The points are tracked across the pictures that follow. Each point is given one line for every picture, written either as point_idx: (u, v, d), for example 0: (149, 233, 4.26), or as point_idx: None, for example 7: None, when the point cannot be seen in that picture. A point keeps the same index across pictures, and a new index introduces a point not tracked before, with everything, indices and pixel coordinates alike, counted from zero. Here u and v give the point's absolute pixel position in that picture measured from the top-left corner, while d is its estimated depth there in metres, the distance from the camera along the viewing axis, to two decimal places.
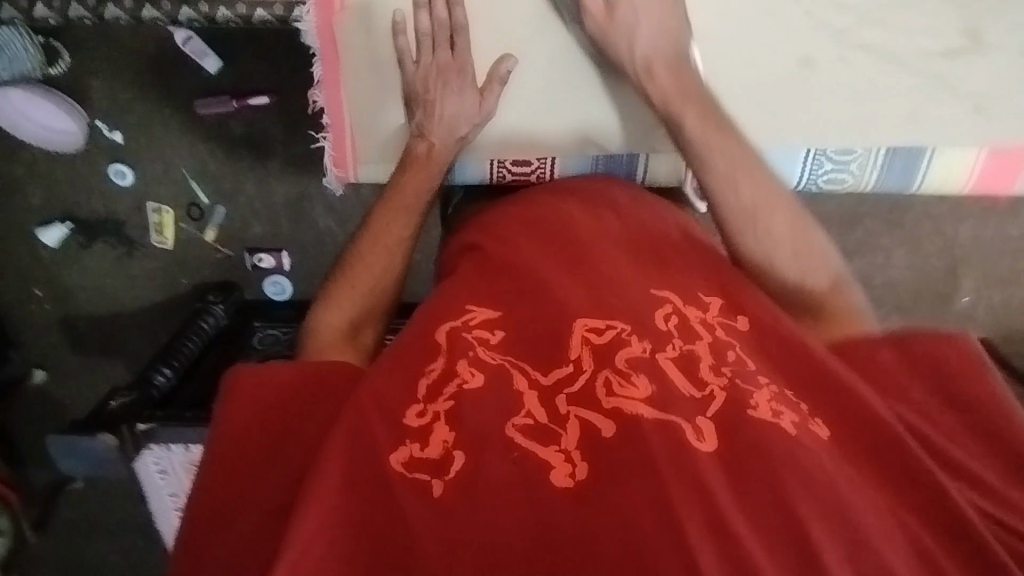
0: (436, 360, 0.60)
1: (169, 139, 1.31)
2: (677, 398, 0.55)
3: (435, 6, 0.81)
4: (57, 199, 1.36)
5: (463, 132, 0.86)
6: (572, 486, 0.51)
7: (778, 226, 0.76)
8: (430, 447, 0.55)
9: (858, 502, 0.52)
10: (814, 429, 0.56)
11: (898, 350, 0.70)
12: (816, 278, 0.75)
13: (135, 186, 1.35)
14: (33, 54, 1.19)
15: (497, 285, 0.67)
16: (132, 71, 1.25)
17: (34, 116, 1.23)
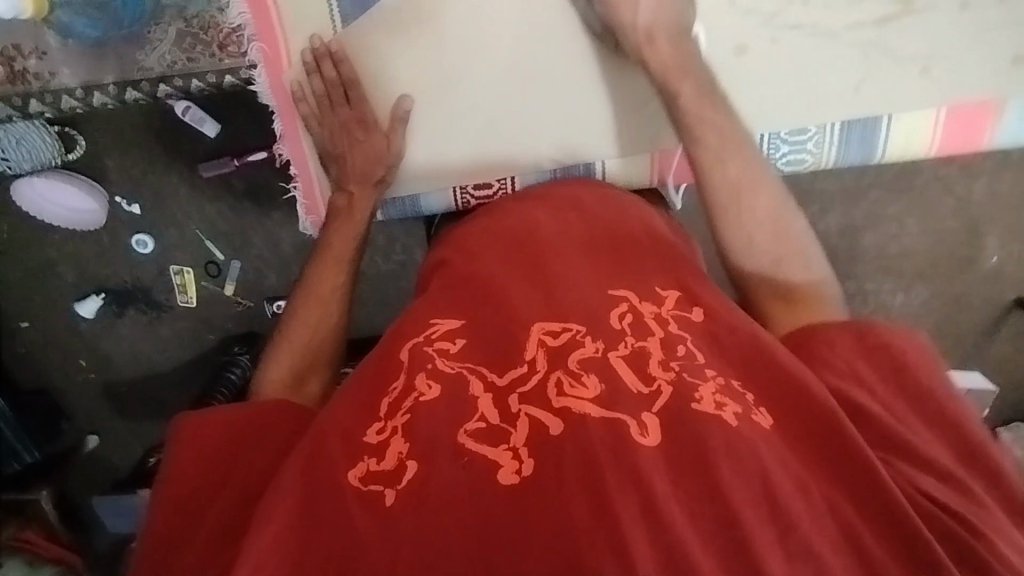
0: (398, 377, 0.66)
1: (181, 204, 1.39)
2: (626, 394, 0.59)
3: (323, 67, 0.84)
4: (88, 275, 1.45)
5: (379, 173, 0.88)
6: (516, 484, 0.54)
7: (759, 213, 0.78)
8: (385, 460, 0.59)
9: (790, 488, 0.56)
10: (756, 419, 0.60)
11: (856, 341, 0.69)
12: (782, 257, 0.77)
13: (156, 252, 1.44)
14: (51, 144, 1.27)
15: (464, 300, 0.73)
16: (139, 146, 1.34)
17: (60, 201, 1.33)
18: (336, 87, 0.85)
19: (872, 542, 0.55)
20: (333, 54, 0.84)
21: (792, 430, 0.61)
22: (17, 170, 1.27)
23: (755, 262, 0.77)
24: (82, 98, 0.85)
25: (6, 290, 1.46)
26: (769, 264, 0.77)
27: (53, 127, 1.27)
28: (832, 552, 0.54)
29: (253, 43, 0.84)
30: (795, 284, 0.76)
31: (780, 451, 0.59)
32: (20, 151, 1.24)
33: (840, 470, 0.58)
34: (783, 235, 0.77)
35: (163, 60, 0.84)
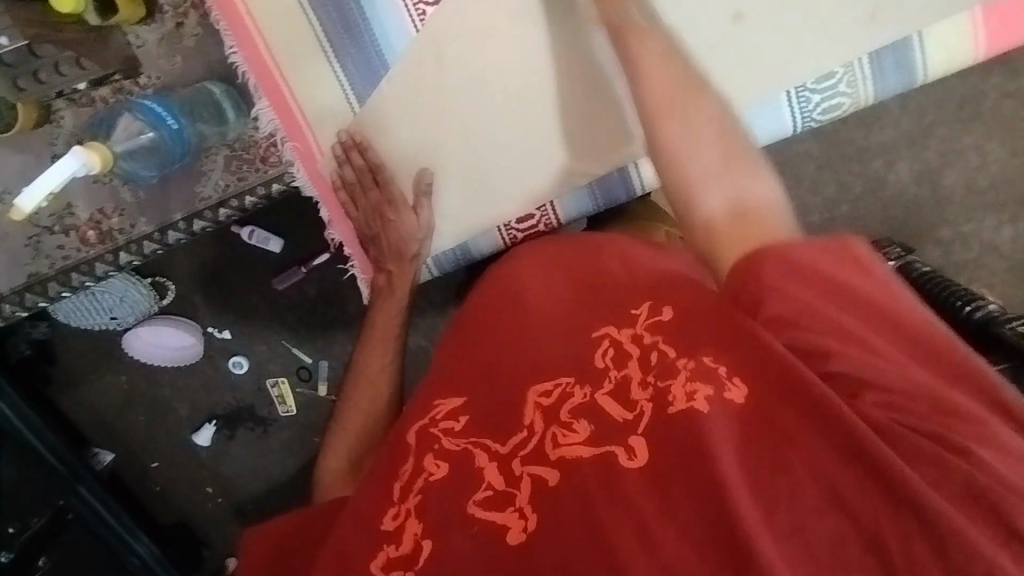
0: (407, 460, 0.67)
1: (266, 320, 1.50)
2: (611, 426, 0.61)
3: (353, 158, 0.88)
4: (200, 405, 1.56)
5: (413, 249, 0.90)
6: (525, 540, 0.58)
7: (700, 122, 0.70)
8: (403, 543, 0.62)
9: (762, 468, 0.56)
10: (728, 397, 0.59)
11: (787, 265, 0.61)
12: (731, 181, 0.67)
13: (252, 369, 1.53)
14: (147, 293, 1.40)
15: (461, 375, 0.74)
16: (218, 276, 1.46)
17: (161, 342, 1.45)
18: (365, 173, 0.88)
19: (854, 491, 0.53)
20: (359, 145, 0.88)
21: (764, 394, 0.58)
22: (124, 325, 1.42)
23: (701, 162, 0.68)
24: (160, 240, 0.90)
25: (132, 433, 1.58)
26: (717, 165, 0.68)
27: (147, 280, 1.40)
28: (816, 514, 0.54)
29: (288, 144, 0.87)
30: (743, 197, 0.66)
31: (752, 432, 0.58)
32: (123, 306, 1.38)
33: (798, 421, 0.57)
34: (719, 161, 0.68)
35: (220, 184, 0.86)
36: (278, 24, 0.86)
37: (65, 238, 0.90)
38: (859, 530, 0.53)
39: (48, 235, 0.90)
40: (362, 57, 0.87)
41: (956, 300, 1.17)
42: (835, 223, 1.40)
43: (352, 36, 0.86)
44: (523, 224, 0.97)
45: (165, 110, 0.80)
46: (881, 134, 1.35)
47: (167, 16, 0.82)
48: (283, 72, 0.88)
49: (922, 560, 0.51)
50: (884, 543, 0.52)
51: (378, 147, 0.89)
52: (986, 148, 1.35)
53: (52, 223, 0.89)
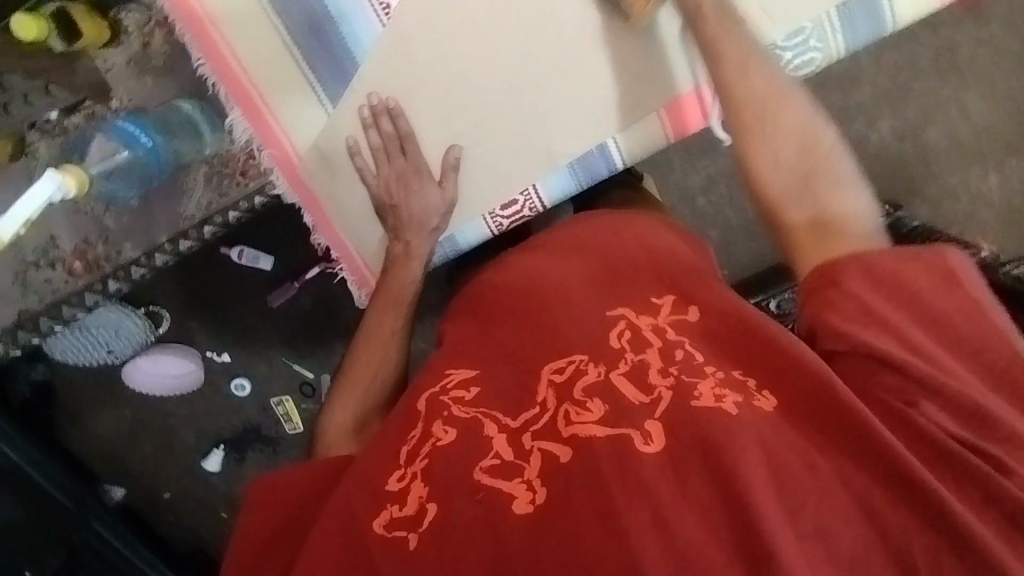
0: (416, 428, 0.64)
1: (264, 340, 1.51)
2: (629, 408, 0.56)
3: (380, 123, 0.75)
4: (207, 430, 1.56)
5: (434, 223, 0.78)
6: (534, 512, 0.53)
7: (785, 140, 0.68)
8: (407, 506, 0.58)
9: (792, 468, 0.52)
10: (758, 405, 0.56)
11: (860, 267, 0.61)
12: (816, 194, 0.67)
13: (255, 389, 1.53)
14: (142, 324, 1.41)
15: (478, 349, 0.70)
16: (213, 300, 1.47)
17: (162, 370, 1.47)
18: (382, 152, 0.76)
19: (883, 502, 0.51)
20: (388, 109, 0.74)
21: (796, 404, 0.56)
22: (120, 357, 1.42)
23: (778, 185, 0.68)
24: (147, 264, 0.89)
25: (142, 466, 1.58)
26: (792, 186, 0.67)
27: (140, 310, 1.41)
28: (843, 522, 0.50)
29: (264, 152, 0.76)
30: (828, 210, 0.66)
31: (786, 434, 0.54)
32: (119, 339, 1.38)
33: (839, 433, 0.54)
34: (803, 190, 0.67)
35: (204, 202, 0.86)
36: (240, 26, 0.73)
37: (52, 272, 0.89)
38: (886, 543, 0.49)
39: (36, 270, 0.89)
40: (331, 58, 0.74)
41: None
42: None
43: (321, 40, 0.73)
44: (509, 211, 0.81)
45: (138, 129, 0.80)
46: (859, 95, 1.36)
47: (133, 37, 0.81)
48: (254, 80, 0.75)
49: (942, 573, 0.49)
50: (910, 553, 0.49)
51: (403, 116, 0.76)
52: (967, 99, 1.36)
53: (38, 257, 0.89)
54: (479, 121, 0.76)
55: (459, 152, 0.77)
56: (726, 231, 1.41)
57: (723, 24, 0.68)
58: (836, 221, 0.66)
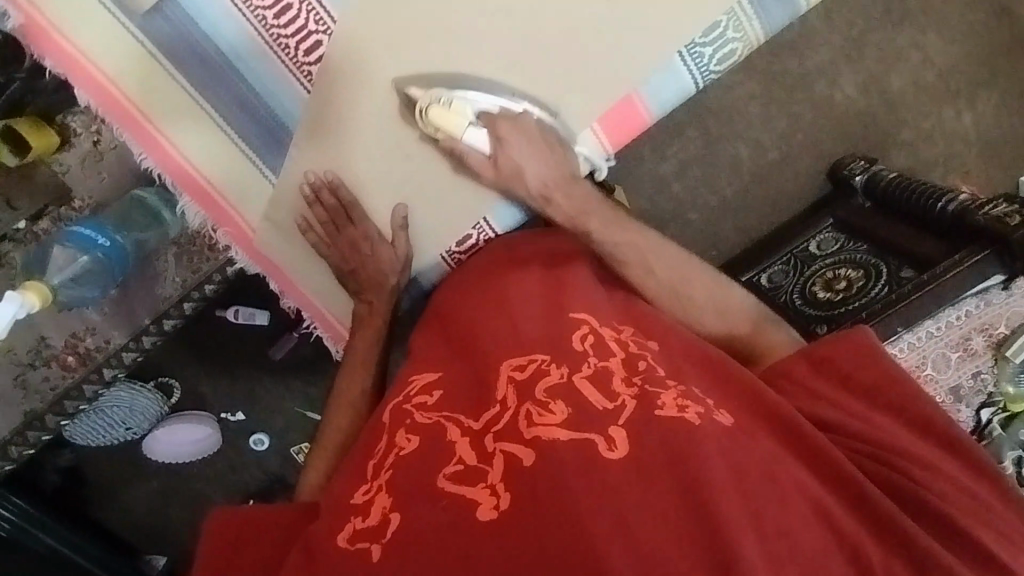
0: (384, 439, 0.67)
1: (274, 392, 1.56)
2: (593, 413, 0.59)
3: (322, 198, 0.75)
4: (235, 488, 1.60)
5: (393, 281, 0.80)
6: (496, 518, 0.53)
7: (700, 296, 0.77)
8: (369, 517, 0.59)
9: (755, 478, 0.55)
10: (718, 418, 0.60)
11: (791, 381, 0.69)
12: (738, 328, 0.77)
13: (274, 441, 1.60)
14: (154, 396, 1.45)
15: (449, 354, 0.74)
16: (218, 363, 1.50)
17: (182, 438, 1.51)
18: (335, 222, 0.77)
19: (840, 514, 0.54)
20: (329, 182, 0.75)
21: (747, 422, 0.61)
22: (140, 431, 1.47)
23: (705, 330, 0.77)
24: (136, 347, 0.94)
25: (178, 534, 1.60)
26: (718, 328, 0.77)
27: (151, 384, 1.45)
28: (805, 527, 0.52)
29: (220, 231, 0.76)
30: (748, 338, 0.77)
31: (747, 439, 0.58)
32: (135, 414, 1.43)
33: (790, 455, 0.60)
34: (722, 323, 0.77)
35: (185, 279, 0.91)
36: (162, 105, 0.68)
37: (48, 369, 0.93)
38: (843, 545, 0.52)
39: (32, 369, 0.92)
40: (263, 130, 0.71)
41: (929, 199, 1.20)
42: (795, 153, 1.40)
43: (252, 114, 0.70)
44: (465, 247, 0.84)
45: (95, 232, 0.83)
46: (815, 56, 1.35)
47: (83, 138, 0.83)
48: (192, 161, 0.72)
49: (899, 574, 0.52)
50: (870, 559, 0.52)
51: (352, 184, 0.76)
52: (925, 42, 1.34)
53: (31, 358, 0.92)
54: (432, 175, 0.78)
55: (406, 210, 0.79)
56: (706, 215, 1.41)
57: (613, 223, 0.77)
58: (756, 343, 0.76)
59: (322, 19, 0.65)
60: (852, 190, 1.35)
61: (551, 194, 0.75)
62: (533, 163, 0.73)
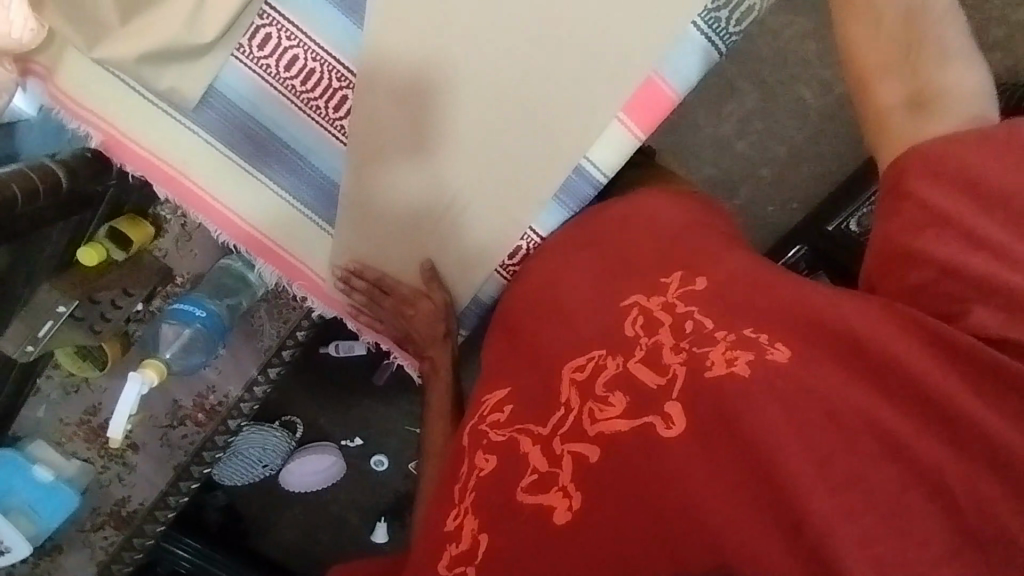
0: (463, 463, 0.67)
1: (385, 414, 1.67)
2: (645, 393, 0.58)
3: (354, 281, 0.82)
4: (367, 508, 1.73)
5: (443, 330, 0.83)
6: (573, 520, 0.56)
7: (899, 7, 0.63)
8: (462, 541, 0.61)
9: (815, 423, 0.51)
10: (771, 356, 0.55)
11: (919, 209, 0.58)
12: (921, 61, 0.64)
13: (392, 460, 1.71)
14: (279, 434, 1.59)
15: (509, 363, 0.71)
16: (331, 396, 1.64)
17: (311, 468, 1.65)
18: (376, 290, 0.82)
19: (913, 438, 0.49)
20: (359, 270, 0.81)
21: (807, 349, 0.55)
22: (276, 466, 1.63)
23: (879, 53, 0.65)
24: (251, 396, 1.06)
25: (326, 554, 1.76)
26: (898, 56, 0.64)
27: (276, 422, 1.59)
28: (871, 466, 0.49)
29: (295, 284, 0.83)
30: (925, 81, 0.63)
31: (820, 388, 0.52)
32: (268, 453, 1.58)
33: (856, 372, 0.53)
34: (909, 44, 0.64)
35: (280, 329, 1.03)
36: (224, 182, 0.76)
37: (185, 428, 1.09)
38: (919, 479, 0.48)
39: (173, 429, 1.09)
40: (313, 187, 0.77)
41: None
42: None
43: (299, 174, 0.75)
44: (517, 258, 0.81)
45: (195, 305, 0.94)
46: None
47: (171, 222, 0.95)
48: (258, 226, 0.79)
49: (992, 502, 0.46)
50: (950, 488, 0.47)
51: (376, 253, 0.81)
52: None
53: (170, 420, 1.08)
54: (476, 184, 0.76)
55: (431, 264, 0.81)
56: (778, 167, 1.32)
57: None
58: (925, 88, 0.63)
59: (345, 76, 0.70)
60: None
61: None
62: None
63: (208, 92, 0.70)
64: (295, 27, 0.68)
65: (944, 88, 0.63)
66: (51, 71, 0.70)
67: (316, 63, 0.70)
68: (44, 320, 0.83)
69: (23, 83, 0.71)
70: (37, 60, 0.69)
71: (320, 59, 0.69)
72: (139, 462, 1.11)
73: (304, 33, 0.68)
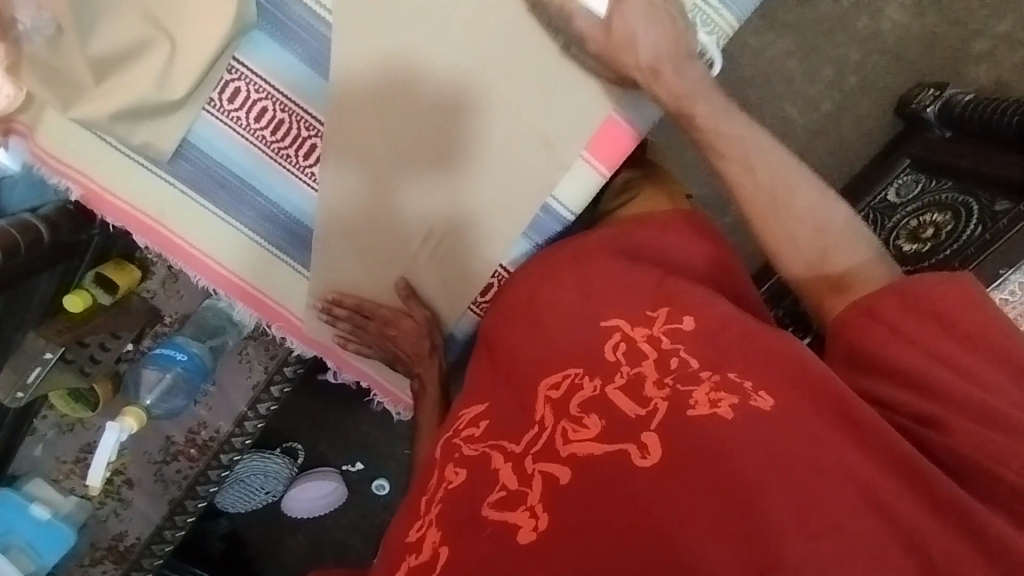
0: (434, 475, 0.64)
1: (387, 438, 1.69)
2: (624, 421, 0.57)
3: (337, 313, 0.81)
4: (369, 531, 1.74)
5: (428, 345, 0.81)
6: (538, 540, 0.51)
7: (801, 207, 0.67)
8: (422, 553, 0.56)
9: (796, 467, 0.51)
10: (756, 404, 0.55)
11: (878, 324, 0.61)
12: (838, 249, 0.66)
13: (393, 484, 1.72)
14: (282, 461, 1.61)
15: (489, 381, 0.72)
16: (333, 420, 1.66)
17: (313, 492, 1.65)
18: (359, 316, 0.81)
19: (894, 498, 0.51)
20: (341, 299, 0.80)
21: (792, 397, 0.57)
22: (278, 492, 1.64)
23: (801, 252, 0.67)
24: (242, 431, 1.08)
25: None
26: (814, 256, 0.67)
27: (279, 450, 1.60)
28: (856, 518, 0.49)
29: (273, 327, 0.84)
30: (847, 262, 0.66)
31: (797, 430, 0.54)
32: (269, 479, 1.60)
33: (838, 424, 0.55)
34: (823, 230, 0.67)
35: (268, 364, 1.04)
36: (200, 228, 0.77)
37: (178, 462, 1.10)
38: (901, 535, 0.49)
39: (167, 463, 1.11)
40: (287, 232, 0.78)
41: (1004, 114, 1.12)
42: (851, 97, 1.36)
43: (274, 221, 0.77)
44: (488, 294, 0.83)
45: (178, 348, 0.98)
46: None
47: (159, 265, 0.97)
48: (234, 269, 0.80)
49: (965, 560, 0.49)
50: (925, 542, 0.49)
51: (365, 277, 0.81)
52: None
53: (163, 455, 1.10)
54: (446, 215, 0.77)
55: (406, 283, 0.80)
56: None
57: (718, 120, 0.69)
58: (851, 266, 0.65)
59: (313, 125, 0.72)
60: (925, 123, 1.26)
61: (661, 66, 0.68)
62: (650, 29, 0.67)
63: (182, 144, 0.73)
64: (263, 80, 0.70)
65: (867, 266, 0.65)
66: (32, 130, 0.72)
67: (285, 114, 0.71)
68: (32, 368, 0.84)
69: (6, 142, 0.73)
70: (18, 119, 0.71)
71: (288, 110, 0.71)
72: (134, 497, 1.12)
73: (271, 86, 0.71)
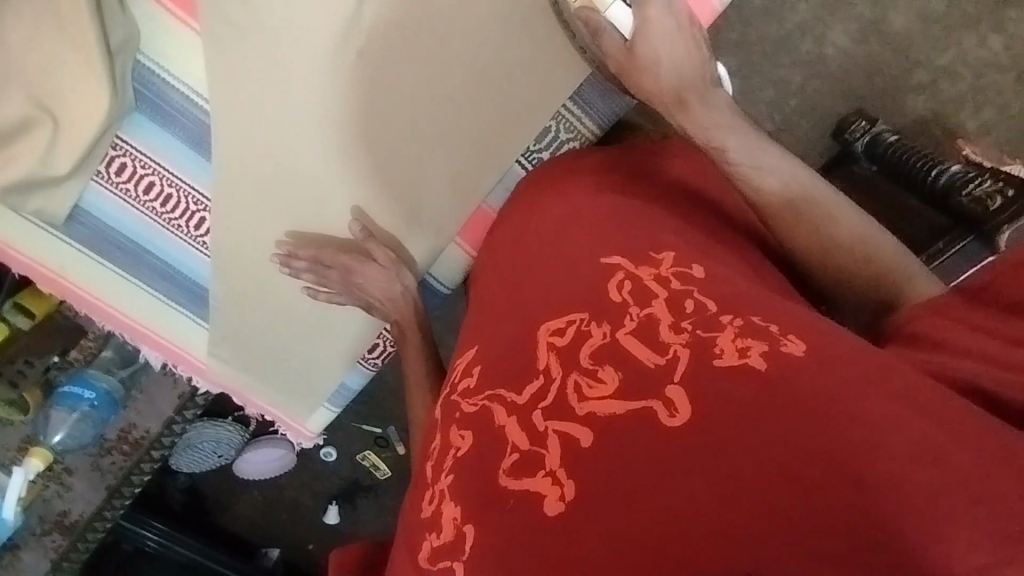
0: (437, 438, 0.60)
1: None
2: (643, 373, 0.50)
3: (297, 266, 0.81)
4: (321, 492, 1.81)
5: (398, 287, 0.81)
6: (566, 511, 0.47)
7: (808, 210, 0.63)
8: (444, 531, 0.53)
9: (854, 432, 0.44)
10: (787, 350, 0.49)
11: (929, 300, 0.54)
12: (865, 253, 0.62)
13: (340, 450, 1.74)
14: (232, 429, 1.58)
15: (478, 328, 0.66)
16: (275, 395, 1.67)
17: (263, 456, 1.64)
18: (320, 267, 0.81)
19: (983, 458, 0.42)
20: (290, 260, 0.81)
21: (826, 346, 0.50)
22: (230, 455, 1.64)
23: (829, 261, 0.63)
24: (172, 432, 1.13)
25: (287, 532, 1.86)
26: (842, 262, 0.63)
27: (229, 419, 1.55)
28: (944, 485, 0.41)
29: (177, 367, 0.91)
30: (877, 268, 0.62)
31: (839, 377, 0.47)
32: (221, 446, 1.59)
33: (883, 371, 0.47)
34: (841, 239, 0.62)
35: None
36: (101, 283, 0.83)
37: (113, 456, 1.13)
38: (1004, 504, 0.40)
39: (105, 454, 1.13)
40: (182, 289, 0.84)
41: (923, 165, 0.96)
42: None
43: (170, 280, 0.83)
44: (375, 351, 0.93)
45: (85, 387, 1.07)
46: (795, 14, 1.08)
47: None
48: (141, 320, 0.87)
49: None
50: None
51: (309, 230, 0.81)
52: None
53: (99, 449, 1.12)
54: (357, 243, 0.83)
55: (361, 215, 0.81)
56: None
57: (721, 127, 0.66)
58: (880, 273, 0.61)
59: (201, 200, 0.78)
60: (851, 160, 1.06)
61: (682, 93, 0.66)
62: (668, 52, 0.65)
63: (76, 210, 0.77)
64: (149, 157, 0.75)
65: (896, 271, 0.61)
66: None
67: (172, 189, 0.76)
68: None
69: None
70: None
71: (176, 185, 0.76)
72: (76, 482, 1.12)
73: (157, 162, 0.75)
